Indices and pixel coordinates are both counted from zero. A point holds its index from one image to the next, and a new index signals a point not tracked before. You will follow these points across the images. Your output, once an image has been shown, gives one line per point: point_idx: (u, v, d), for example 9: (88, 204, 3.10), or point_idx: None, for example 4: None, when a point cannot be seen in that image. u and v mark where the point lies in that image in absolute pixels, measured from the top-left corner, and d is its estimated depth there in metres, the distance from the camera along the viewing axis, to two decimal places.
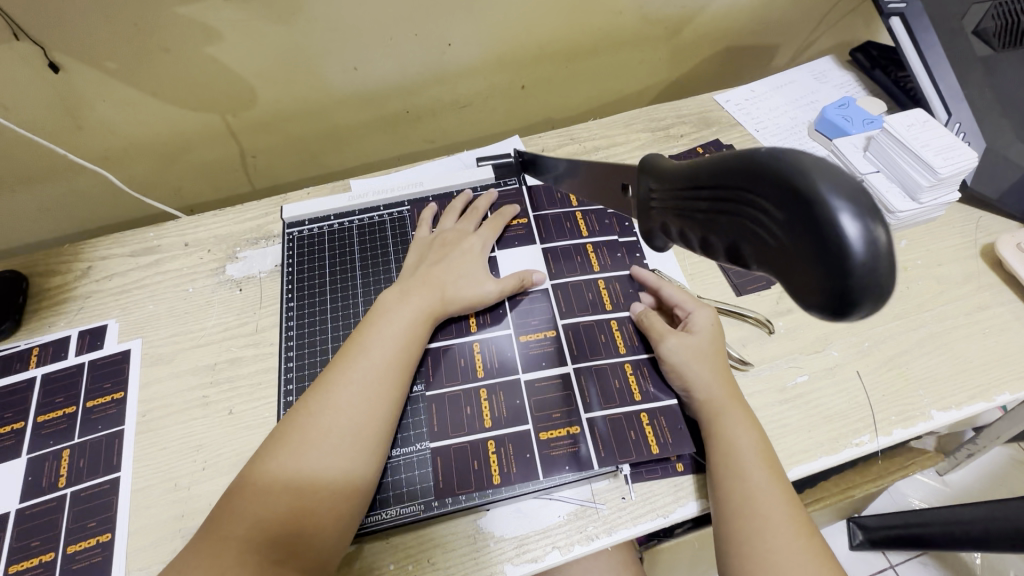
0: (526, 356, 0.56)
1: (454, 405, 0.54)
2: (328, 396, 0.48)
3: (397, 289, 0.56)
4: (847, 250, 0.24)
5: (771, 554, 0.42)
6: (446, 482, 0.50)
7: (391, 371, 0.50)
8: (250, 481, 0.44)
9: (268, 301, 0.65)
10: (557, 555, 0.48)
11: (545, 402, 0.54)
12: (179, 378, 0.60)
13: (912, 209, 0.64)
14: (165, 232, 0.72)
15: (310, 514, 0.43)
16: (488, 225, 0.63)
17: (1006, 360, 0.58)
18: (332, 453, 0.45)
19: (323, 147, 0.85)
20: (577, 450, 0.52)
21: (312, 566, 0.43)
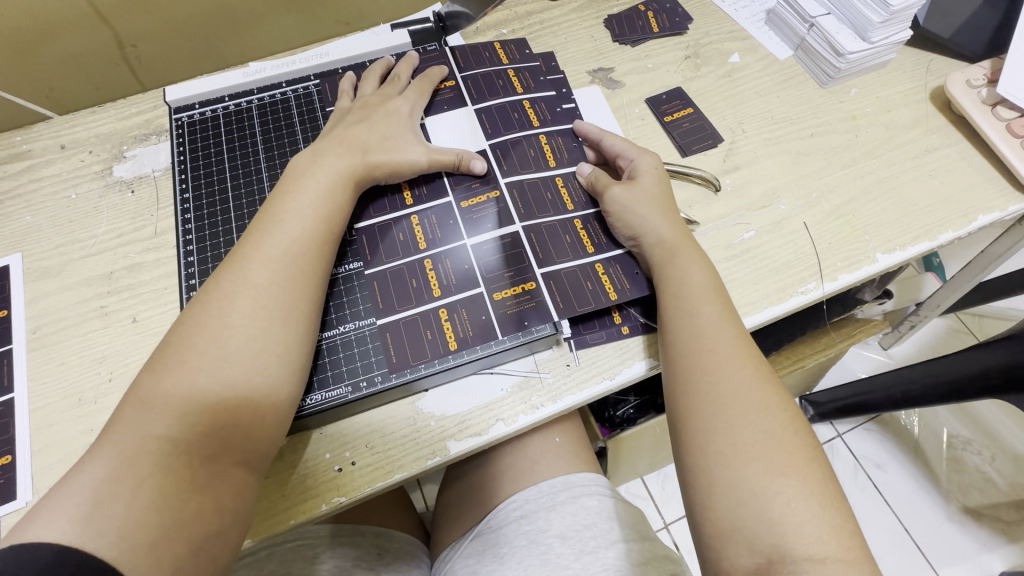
0: (469, 219, 0.51)
1: (397, 279, 0.49)
2: (242, 277, 0.42)
3: (310, 151, 0.49)
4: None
5: (722, 386, 0.41)
6: (399, 355, 0.46)
7: (313, 247, 0.44)
8: (160, 376, 0.38)
9: (165, 201, 0.57)
10: (502, 427, 0.46)
11: (493, 264, 0.49)
12: (72, 291, 0.53)
13: (862, 50, 0.60)
14: (35, 135, 0.62)
15: (230, 410, 0.38)
16: (414, 89, 0.56)
17: (950, 200, 0.56)
18: (261, 339, 0.40)
19: (216, 32, 0.73)
20: (538, 305, 0.48)
21: (251, 457, 0.39)
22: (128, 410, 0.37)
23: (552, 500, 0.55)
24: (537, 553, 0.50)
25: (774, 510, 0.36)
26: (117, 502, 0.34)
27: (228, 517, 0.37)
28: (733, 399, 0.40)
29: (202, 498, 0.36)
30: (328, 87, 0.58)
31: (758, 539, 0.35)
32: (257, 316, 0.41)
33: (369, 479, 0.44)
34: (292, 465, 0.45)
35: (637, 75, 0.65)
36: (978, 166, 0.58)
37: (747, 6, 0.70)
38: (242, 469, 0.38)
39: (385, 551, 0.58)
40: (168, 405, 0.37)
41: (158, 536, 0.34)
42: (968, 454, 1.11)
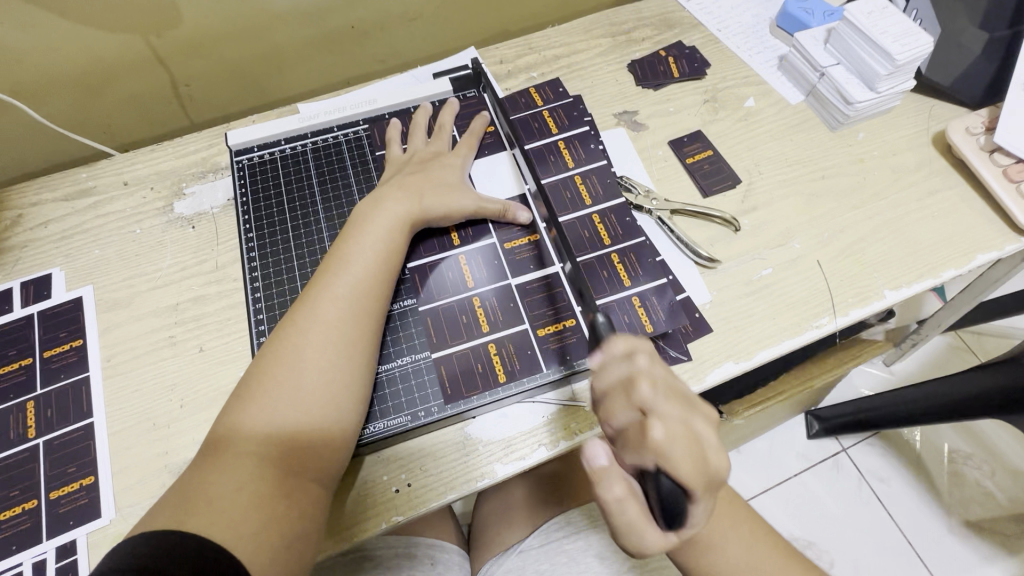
0: (512, 260, 0.56)
1: (448, 316, 0.53)
2: (316, 313, 0.46)
3: (370, 198, 0.54)
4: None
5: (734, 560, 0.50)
6: (453, 387, 0.51)
7: (377, 285, 0.49)
8: (248, 404, 0.43)
9: (225, 236, 0.62)
10: (544, 452, 0.50)
11: (536, 302, 0.54)
12: (142, 321, 0.57)
13: (870, 99, 0.65)
14: (99, 172, 0.66)
15: (308, 431, 0.43)
16: (463, 143, 0.61)
17: (952, 240, 0.61)
18: (332, 367, 0.45)
19: (263, 72, 0.78)
20: (576, 341, 0.53)
21: (324, 474, 0.43)
22: (223, 429, 0.42)
23: (594, 521, 0.58)
24: (580, 571, 0.55)
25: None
26: (217, 506, 0.38)
27: (308, 524, 0.40)
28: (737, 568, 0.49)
29: (287, 502, 0.40)
30: (376, 133, 0.63)
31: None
32: (331, 346, 0.45)
33: (425, 500, 0.48)
34: (352, 487, 0.49)
35: (660, 118, 0.70)
36: (977, 208, 0.63)
37: (761, 52, 0.75)
38: (317, 484, 0.42)
39: (438, 562, 0.63)
40: (258, 426, 0.42)
41: (256, 531, 0.37)
42: (968, 468, 1.16)
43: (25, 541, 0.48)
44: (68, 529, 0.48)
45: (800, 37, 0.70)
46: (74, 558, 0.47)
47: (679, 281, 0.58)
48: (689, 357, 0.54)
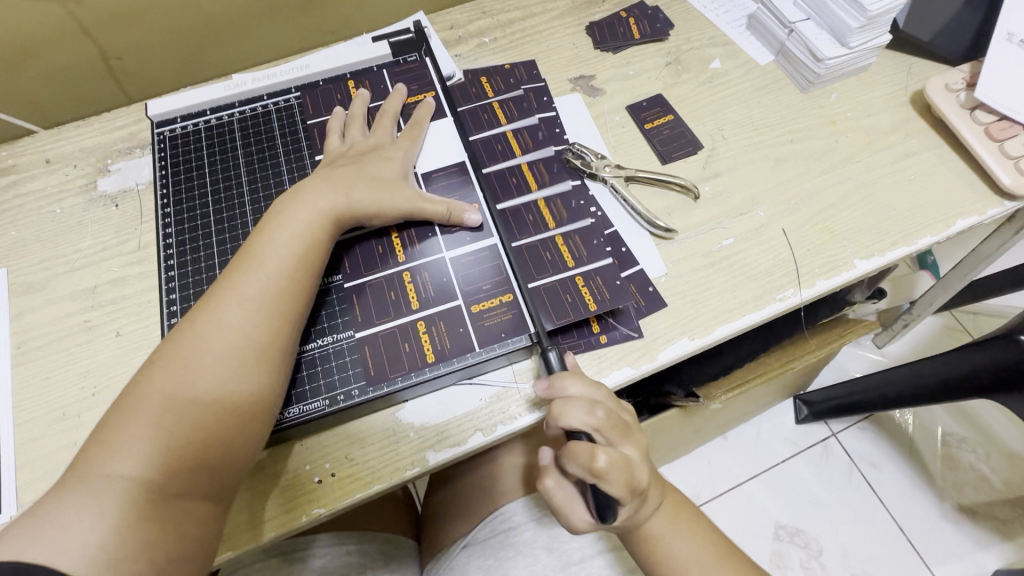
0: (447, 232, 0.52)
1: (376, 293, 0.49)
2: (218, 314, 0.43)
3: (293, 190, 0.49)
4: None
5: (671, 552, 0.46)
6: (378, 368, 0.47)
7: (288, 280, 0.45)
8: (133, 411, 0.40)
9: (149, 215, 0.58)
10: (479, 438, 0.47)
11: (471, 278, 0.50)
12: (56, 305, 0.53)
13: (841, 55, 0.60)
14: (20, 150, 0.63)
15: (194, 444, 0.39)
16: (405, 137, 0.55)
17: (929, 205, 0.56)
18: (232, 375, 0.41)
19: (202, 44, 0.74)
20: (512, 317, 0.48)
21: (216, 491, 0.41)
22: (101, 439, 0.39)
23: (540, 514, 0.55)
24: (526, 565, 0.52)
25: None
26: (76, 529, 0.35)
27: (190, 547, 0.39)
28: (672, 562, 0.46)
29: (164, 527, 0.37)
30: (308, 102, 0.59)
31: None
32: (228, 351, 0.42)
33: (349, 490, 0.45)
34: (270, 477, 0.45)
35: (618, 82, 0.65)
36: (957, 171, 0.58)
37: (729, 11, 0.70)
38: (207, 502, 0.40)
39: (396, 554, 0.62)
40: (136, 437, 0.39)
41: (119, 555, 0.35)
42: (961, 451, 1.11)
43: None
44: None
45: None
46: None
47: (633, 255, 0.54)
48: (639, 335, 0.50)
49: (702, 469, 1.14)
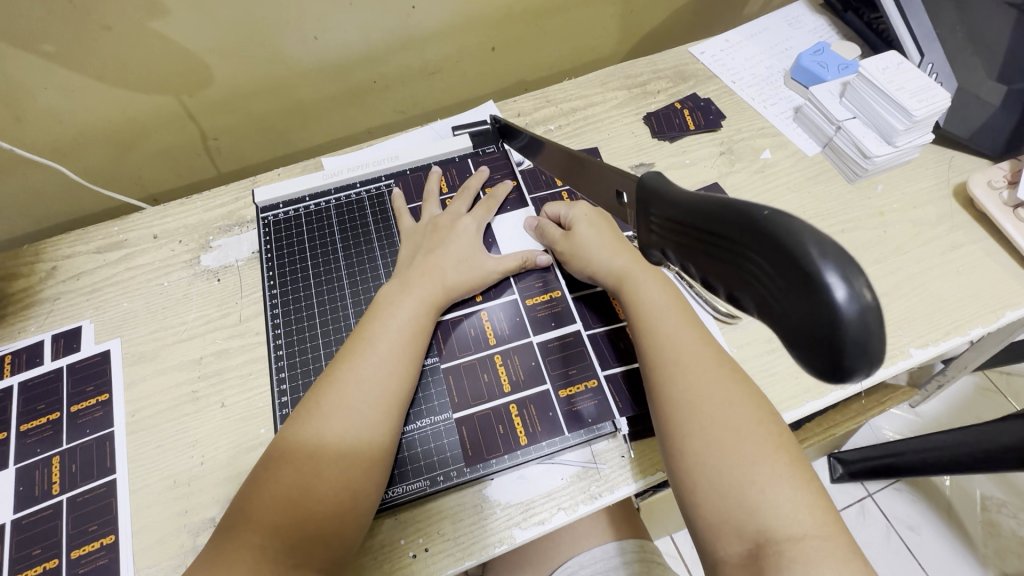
0: (533, 318, 0.57)
1: (470, 375, 0.54)
2: (332, 396, 0.47)
3: (396, 282, 0.55)
4: (834, 312, 0.24)
5: (692, 369, 0.46)
6: (475, 449, 0.51)
7: (399, 365, 0.49)
8: (259, 487, 0.43)
9: (249, 289, 0.63)
10: (563, 516, 0.49)
11: (557, 363, 0.55)
12: (166, 375, 0.58)
13: (887, 153, 0.65)
14: (130, 225, 0.69)
15: (311, 518, 0.42)
16: (481, 207, 0.62)
17: (979, 296, 0.60)
18: (352, 450, 0.45)
19: (288, 126, 0.81)
20: (599, 403, 0.53)
21: (328, 565, 0.42)
22: (237, 510, 0.43)
23: (605, 567, 0.59)
24: None
25: (756, 496, 0.39)
26: None
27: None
28: (697, 369, 0.45)
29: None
30: (400, 187, 0.66)
31: (745, 527, 0.39)
32: (346, 430, 0.45)
33: (442, 565, 0.48)
34: (371, 550, 0.48)
35: (676, 170, 0.71)
36: (1002, 262, 0.62)
37: (776, 104, 0.76)
38: (318, 574, 0.42)
39: None
40: (265, 509, 0.42)
41: None
42: (1002, 516, 1.10)
43: None
44: None
45: (815, 90, 0.70)
46: None
47: None
48: None
49: None
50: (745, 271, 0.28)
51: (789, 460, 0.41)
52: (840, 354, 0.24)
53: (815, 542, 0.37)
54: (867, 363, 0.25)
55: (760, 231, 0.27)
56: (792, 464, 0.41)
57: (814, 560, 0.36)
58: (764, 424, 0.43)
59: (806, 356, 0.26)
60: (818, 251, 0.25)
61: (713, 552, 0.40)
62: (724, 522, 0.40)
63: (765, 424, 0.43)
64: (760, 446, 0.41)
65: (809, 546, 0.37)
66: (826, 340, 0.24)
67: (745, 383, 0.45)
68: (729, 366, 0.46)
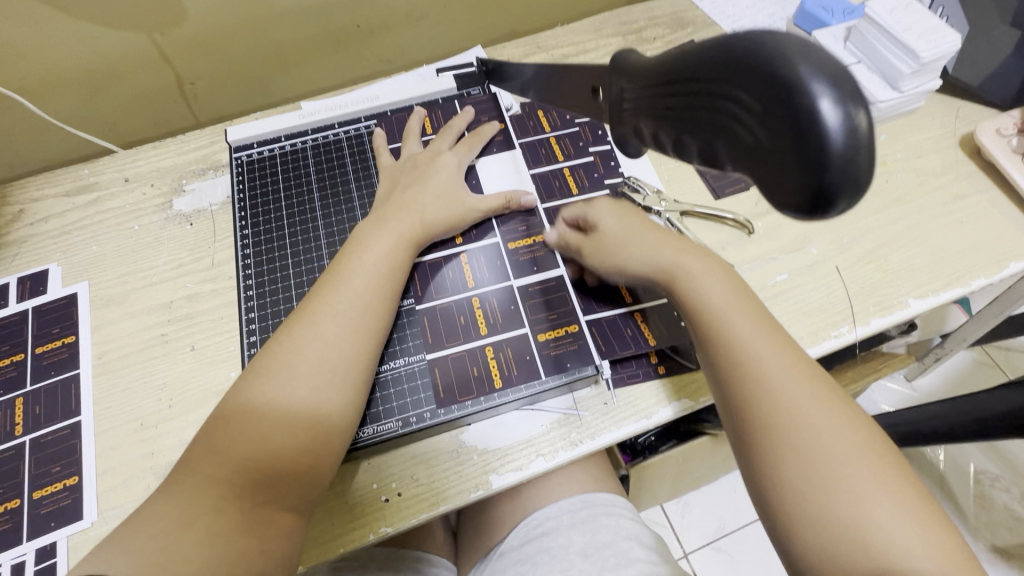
0: (515, 262, 0.55)
1: (447, 316, 0.52)
2: (301, 332, 0.44)
3: (372, 218, 0.52)
4: (821, 124, 0.25)
5: (779, 376, 0.40)
6: (447, 392, 0.49)
7: (372, 304, 0.47)
8: (225, 426, 0.41)
9: (222, 233, 0.60)
10: (542, 462, 0.48)
11: (538, 307, 0.53)
12: (135, 318, 0.56)
13: (891, 99, 0.62)
14: (101, 168, 0.66)
15: (281, 456, 0.40)
16: (463, 146, 0.59)
17: (982, 247, 0.57)
18: (324, 388, 0.43)
19: (268, 72, 0.78)
20: (580, 347, 0.51)
21: (299, 503, 0.41)
22: (199, 448, 0.40)
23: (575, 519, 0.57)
24: (560, 568, 0.52)
25: (871, 527, 0.34)
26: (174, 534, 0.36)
27: (275, 556, 0.39)
28: (782, 376, 0.40)
29: (250, 538, 0.38)
30: (381, 127, 0.63)
31: (859, 564, 0.34)
32: (318, 368, 0.43)
33: (415, 509, 0.46)
34: (341, 493, 0.47)
35: None
36: (1007, 213, 0.59)
37: None
38: (291, 512, 0.40)
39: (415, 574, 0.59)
40: (232, 447, 0.40)
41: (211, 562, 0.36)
42: (994, 490, 1.09)
43: (6, 542, 0.46)
44: (50, 531, 0.47)
45: (818, 34, 0.67)
46: (54, 560, 0.46)
47: None
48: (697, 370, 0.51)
49: (733, 495, 1.13)
50: (727, 111, 0.29)
51: (900, 484, 0.36)
52: (825, 171, 0.25)
53: None
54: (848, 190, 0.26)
55: (744, 61, 0.28)
56: (892, 474, 0.36)
57: None
58: (852, 433, 0.38)
59: (791, 184, 0.27)
60: (802, 68, 0.26)
61: None
62: (835, 560, 0.34)
63: (861, 434, 0.38)
64: (863, 464, 0.36)
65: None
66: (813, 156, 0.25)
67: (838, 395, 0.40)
68: (808, 368, 0.41)
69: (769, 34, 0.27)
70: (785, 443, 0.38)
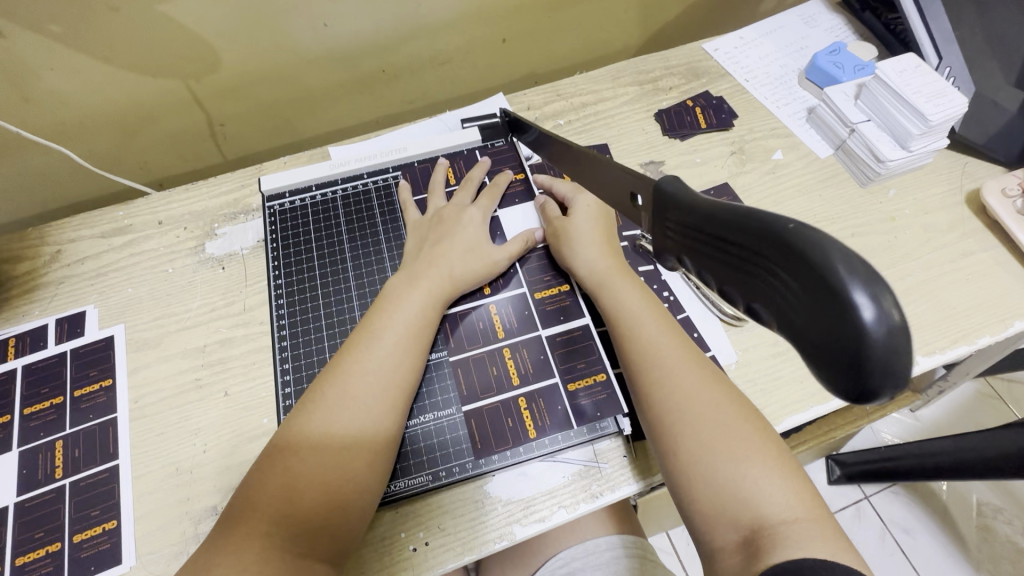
0: (543, 311, 0.57)
1: (479, 367, 0.54)
2: (341, 386, 0.46)
3: (403, 275, 0.55)
4: (861, 334, 0.24)
5: (669, 370, 0.46)
6: (483, 442, 0.51)
7: (405, 357, 0.49)
8: (268, 480, 0.43)
9: (254, 277, 0.62)
10: (564, 514, 0.49)
11: (566, 357, 0.55)
12: (170, 362, 0.58)
13: (901, 157, 0.64)
14: (135, 210, 0.68)
15: (320, 510, 0.42)
16: (486, 197, 0.61)
17: (987, 304, 0.59)
18: (357, 446, 0.44)
19: (295, 113, 0.80)
20: (608, 397, 0.53)
21: (338, 555, 0.43)
22: (246, 500, 0.42)
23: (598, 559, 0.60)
24: None
25: (748, 485, 0.40)
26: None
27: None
28: (670, 370, 0.46)
29: None
30: (407, 178, 0.65)
31: (740, 516, 0.39)
32: (356, 424, 0.45)
33: (444, 558, 0.48)
34: (375, 539, 0.49)
35: (686, 169, 0.70)
36: (1012, 271, 0.61)
37: (789, 104, 0.75)
38: (331, 564, 0.42)
39: None
40: (275, 501, 0.42)
41: None
42: (998, 522, 1.10)
43: None
44: (90, 574, 0.48)
45: (829, 91, 0.69)
46: None
47: (705, 340, 0.58)
48: None
49: None
50: (771, 284, 0.28)
51: (775, 451, 0.42)
52: (867, 373, 0.24)
53: (805, 524, 0.38)
54: (891, 385, 0.25)
55: (783, 243, 0.27)
56: (781, 456, 0.42)
57: (805, 541, 0.37)
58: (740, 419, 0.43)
59: (828, 373, 0.26)
60: (845, 269, 0.24)
61: (710, 544, 0.40)
62: (720, 512, 0.40)
63: (749, 419, 0.43)
64: (748, 441, 0.42)
65: (800, 529, 0.37)
66: (851, 360, 0.24)
67: (723, 382, 0.46)
68: (704, 368, 0.47)
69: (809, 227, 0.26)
70: (674, 421, 0.44)
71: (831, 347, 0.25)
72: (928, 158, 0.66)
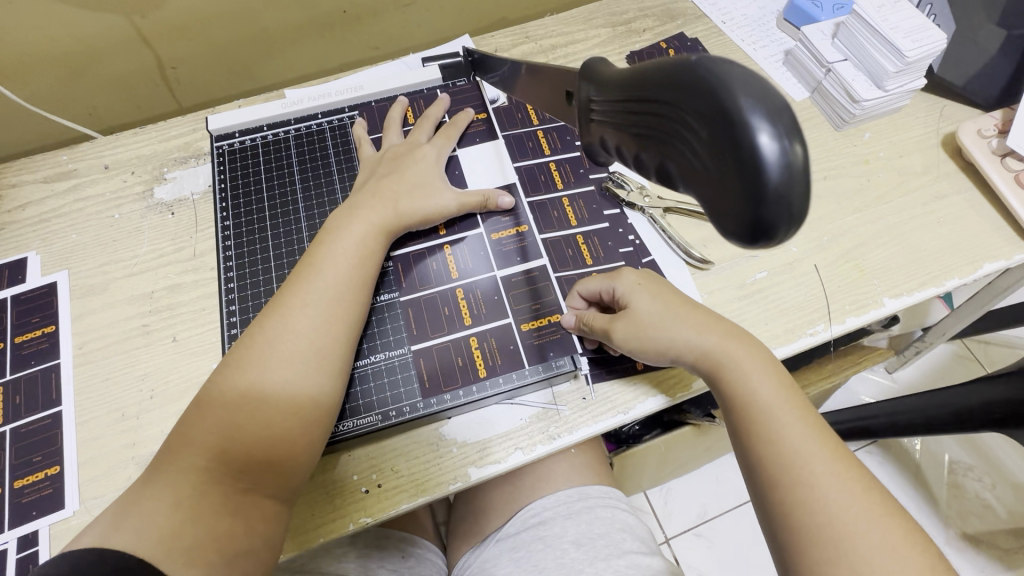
0: (499, 253, 0.55)
1: (431, 308, 0.53)
2: (280, 323, 0.44)
3: (347, 206, 0.52)
4: (760, 160, 0.24)
5: (782, 432, 0.40)
6: (432, 382, 0.50)
7: (350, 293, 0.47)
8: (202, 416, 0.41)
9: (204, 223, 0.60)
10: (520, 455, 0.48)
11: (519, 297, 0.53)
12: (116, 308, 0.56)
13: (877, 98, 0.62)
14: (80, 154, 0.65)
15: (258, 444, 0.41)
16: (442, 135, 0.59)
17: (958, 247, 0.58)
18: (297, 379, 0.43)
19: (252, 57, 0.76)
20: (562, 338, 0.52)
21: (282, 491, 0.42)
22: (179, 437, 0.41)
23: (568, 508, 0.60)
24: (556, 556, 0.55)
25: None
26: (155, 514, 0.37)
27: (258, 541, 0.39)
28: (782, 431, 0.40)
29: (233, 519, 0.38)
30: (363, 118, 0.62)
31: None
32: (295, 358, 0.43)
33: (396, 501, 0.47)
34: (327, 482, 0.47)
35: None
36: (985, 215, 0.60)
37: (766, 46, 0.72)
38: (274, 501, 0.41)
39: (410, 556, 0.64)
40: (209, 437, 0.40)
41: (190, 545, 0.36)
42: (968, 480, 1.09)
43: None
44: (32, 519, 0.47)
45: (806, 30, 0.66)
46: (35, 549, 0.46)
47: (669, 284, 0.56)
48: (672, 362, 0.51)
49: (713, 482, 1.15)
50: (681, 139, 0.28)
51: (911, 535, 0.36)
52: (763, 206, 0.25)
53: None
54: (788, 223, 0.26)
55: (692, 82, 0.27)
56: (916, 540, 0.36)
57: None
58: (849, 471, 0.38)
59: (733, 216, 0.27)
60: (749, 100, 0.25)
61: None
62: None
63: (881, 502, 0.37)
64: (880, 527, 0.36)
65: None
66: (752, 194, 0.25)
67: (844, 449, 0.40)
68: (822, 431, 0.40)
69: (719, 64, 0.27)
70: (789, 494, 0.38)
71: (737, 181, 0.25)
72: (905, 99, 0.64)
